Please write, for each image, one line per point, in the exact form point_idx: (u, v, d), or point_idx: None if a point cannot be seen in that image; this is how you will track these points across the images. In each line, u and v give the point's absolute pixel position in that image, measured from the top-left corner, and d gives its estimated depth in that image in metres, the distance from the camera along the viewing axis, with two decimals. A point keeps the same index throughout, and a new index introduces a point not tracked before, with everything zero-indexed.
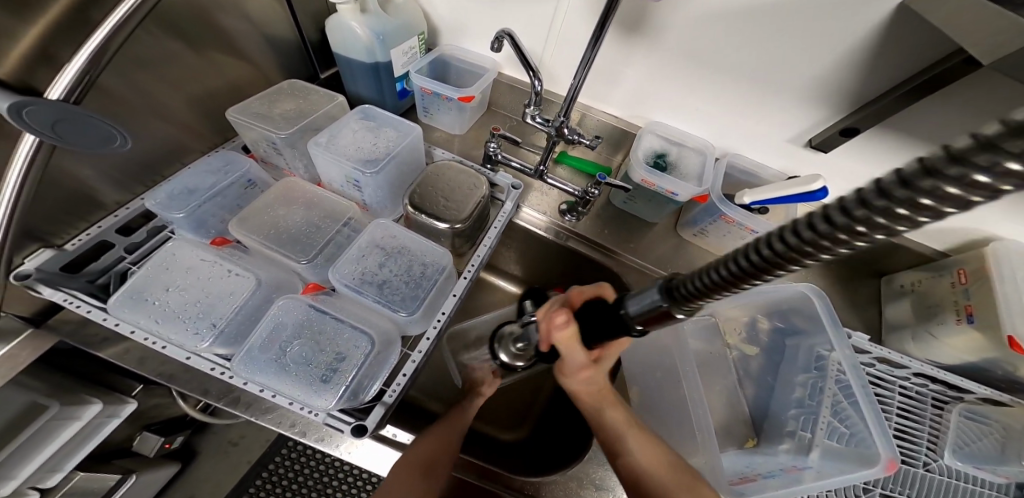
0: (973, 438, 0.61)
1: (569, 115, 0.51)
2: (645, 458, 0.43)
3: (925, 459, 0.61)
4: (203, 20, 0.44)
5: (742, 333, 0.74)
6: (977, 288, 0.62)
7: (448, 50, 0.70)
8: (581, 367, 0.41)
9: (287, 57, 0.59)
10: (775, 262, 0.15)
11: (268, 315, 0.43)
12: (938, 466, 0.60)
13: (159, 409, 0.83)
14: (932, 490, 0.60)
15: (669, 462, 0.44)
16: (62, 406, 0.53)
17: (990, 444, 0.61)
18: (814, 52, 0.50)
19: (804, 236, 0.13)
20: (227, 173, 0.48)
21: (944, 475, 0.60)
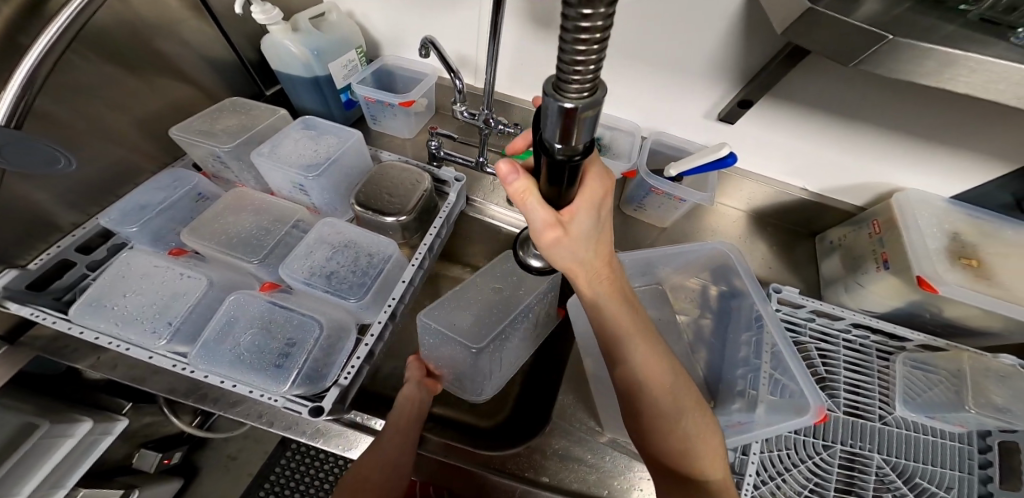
0: (922, 388, 0.66)
1: (490, 107, 0.56)
2: (644, 369, 0.43)
3: (880, 413, 0.65)
4: (137, 46, 0.48)
5: (692, 300, 0.79)
6: (889, 236, 0.67)
7: (390, 60, 0.74)
8: (553, 231, 0.36)
9: (228, 77, 0.63)
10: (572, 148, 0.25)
11: (222, 310, 0.46)
12: (893, 419, 0.64)
13: (153, 427, 0.85)
14: (892, 442, 0.63)
15: (669, 382, 0.44)
16: (52, 425, 0.55)
17: (942, 392, 0.65)
18: (702, 31, 0.57)
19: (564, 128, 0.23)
20: (176, 188, 0.51)
21: (902, 428, 0.64)
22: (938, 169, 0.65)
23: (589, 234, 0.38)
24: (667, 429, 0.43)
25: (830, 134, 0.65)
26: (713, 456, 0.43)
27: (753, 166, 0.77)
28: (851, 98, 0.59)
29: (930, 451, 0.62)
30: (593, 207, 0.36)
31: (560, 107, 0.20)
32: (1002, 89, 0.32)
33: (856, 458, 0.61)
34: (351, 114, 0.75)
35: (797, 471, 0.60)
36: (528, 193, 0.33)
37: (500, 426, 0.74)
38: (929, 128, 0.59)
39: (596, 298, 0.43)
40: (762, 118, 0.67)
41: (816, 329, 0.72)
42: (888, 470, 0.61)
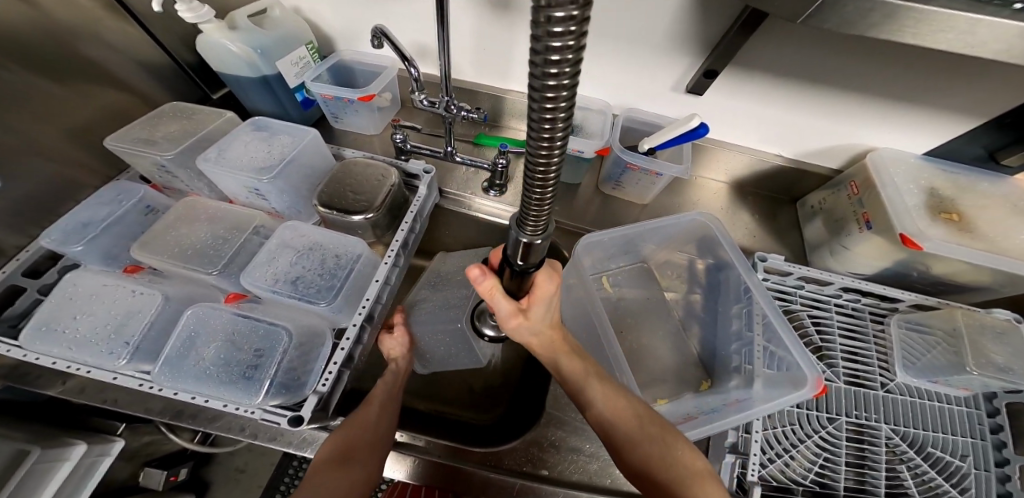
0: (921, 351, 0.65)
1: (449, 94, 0.54)
2: (608, 405, 0.45)
3: (882, 380, 0.65)
4: (53, 55, 0.45)
5: (678, 276, 0.78)
6: (867, 195, 0.65)
7: (348, 55, 0.71)
8: (512, 316, 0.46)
9: (167, 82, 0.60)
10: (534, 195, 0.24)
11: (180, 326, 0.44)
12: (896, 386, 0.64)
13: (156, 445, 0.84)
14: (897, 410, 0.62)
15: (635, 412, 0.45)
16: (44, 449, 0.54)
17: (942, 354, 0.64)
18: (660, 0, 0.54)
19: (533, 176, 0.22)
20: (121, 201, 0.49)
21: (905, 395, 0.64)
22: (913, 127, 0.63)
23: (544, 320, 0.48)
24: (641, 456, 0.42)
25: (800, 99, 0.63)
26: (704, 480, 0.40)
27: (728, 136, 0.75)
28: (818, 62, 0.57)
29: (936, 417, 0.62)
30: (546, 299, 0.46)
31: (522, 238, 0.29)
32: (953, 39, 0.30)
33: (864, 429, 0.61)
34: (311, 113, 0.72)
35: (805, 447, 0.59)
36: (494, 290, 0.43)
37: (493, 423, 0.72)
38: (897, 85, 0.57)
39: (555, 359, 0.49)
40: (729, 87, 0.65)
41: (807, 297, 0.71)
42: (897, 438, 0.60)
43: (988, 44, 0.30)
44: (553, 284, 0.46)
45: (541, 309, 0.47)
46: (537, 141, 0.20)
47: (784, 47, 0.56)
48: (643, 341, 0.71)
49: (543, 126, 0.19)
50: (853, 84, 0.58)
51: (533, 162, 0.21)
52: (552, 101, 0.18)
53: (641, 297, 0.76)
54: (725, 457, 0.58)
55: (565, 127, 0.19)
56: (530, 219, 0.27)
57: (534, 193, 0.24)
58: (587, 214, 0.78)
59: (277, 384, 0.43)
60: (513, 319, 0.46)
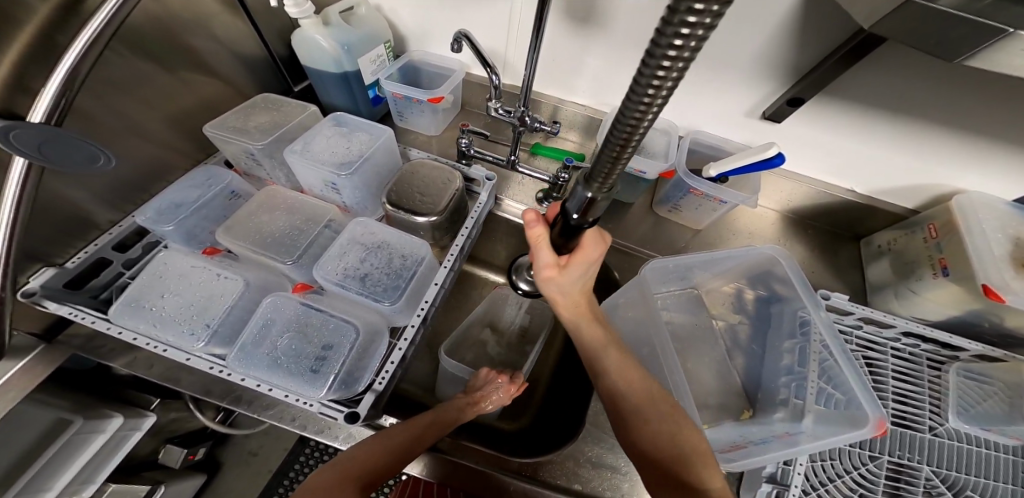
0: (977, 399, 0.62)
1: (527, 104, 0.54)
2: (622, 381, 0.46)
3: (930, 423, 0.62)
4: (169, 40, 0.48)
5: (728, 304, 0.75)
6: (948, 241, 0.63)
7: (417, 56, 0.72)
8: (549, 270, 0.46)
9: (257, 73, 0.63)
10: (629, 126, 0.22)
11: (258, 313, 0.45)
12: (945, 430, 0.61)
13: (179, 422, 0.85)
14: (942, 453, 0.60)
15: (647, 391, 0.45)
16: (85, 421, 0.56)
17: (995, 405, 0.62)
18: (753, 24, 0.53)
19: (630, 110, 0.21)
20: (210, 185, 0.50)
21: (953, 440, 0.60)
22: (1000, 170, 0.60)
23: (577, 282, 0.47)
24: (643, 430, 0.43)
25: (882, 134, 0.61)
26: (706, 460, 0.41)
27: (794, 165, 0.72)
28: (911, 97, 0.55)
29: (985, 464, 0.59)
30: (586, 263, 0.45)
31: (593, 183, 0.30)
32: None
33: (904, 468, 0.59)
34: (378, 110, 0.74)
35: (841, 481, 0.58)
36: (541, 237, 0.44)
37: (526, 430, 0.72)
38: (994, 130, 0.55)
39: (576, 324, 0.50)
40: (810, 118, 0.63)
41: (862, 337, 0.68)
42: (937, 481, 0.58)
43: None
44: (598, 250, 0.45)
45: (582, 272, 0.46)
46: (631, 113, 0.21)
47: (874, 81, 0.55)
48: (688, 366, 0.70)
49: (648, 90, 0.19)
50: (942, 121, 0.56)
51: (623, 124, 0.23)
52: (665, 70, 0.18)
53: (687, 323, 0.74)
54: (762, 485, 0.56)
55: (670, 89, 0.20)
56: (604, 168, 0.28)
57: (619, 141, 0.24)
58: (639, 233, 0.77)
59: (339, 378, 0.44)
60: (549, 274, 0.47)
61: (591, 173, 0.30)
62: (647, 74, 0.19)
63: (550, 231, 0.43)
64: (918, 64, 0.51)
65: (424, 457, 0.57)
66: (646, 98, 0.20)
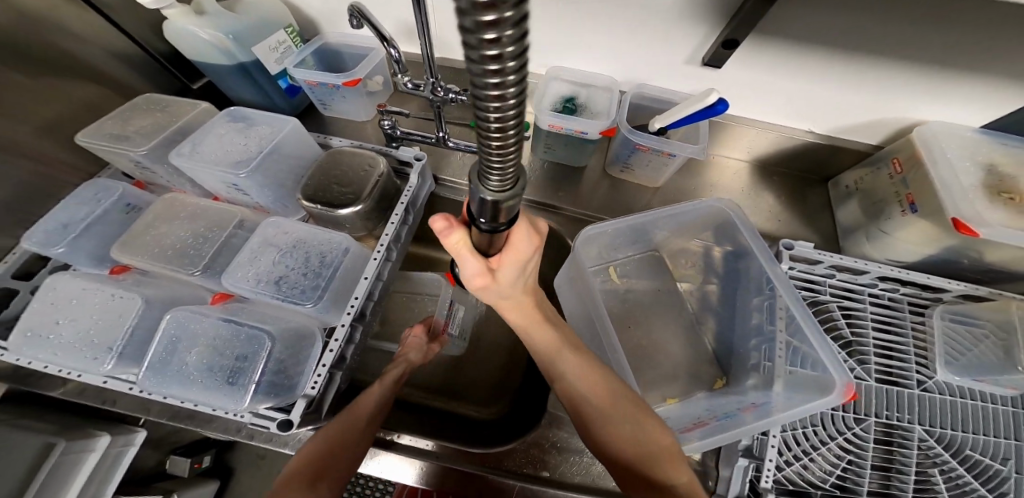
0: (965, 347, 0.59)
1: (434, 73, 0.49)
2: (582, 382, 0.42)
3: (919, 379, 0.59)
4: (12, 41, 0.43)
5: (693, 264, 0.71)
6: (913, 175, 0.58)
7: (331, 38, 0.67)
8: (479, 278, 0.37)
9: (137, 69, 0.58)
10: (494, 120, 0.14)
11: (160, 332, 0.42)
12: (935, 385, 0.58)
13: (179, 432, 0.83)
14: (934, 410, 0.57)
15: (611, 390, 0.41)
16: (69, 442, 0.55)
17: (986, 351, 0.59)
18: None
19: (482, 95, 0.13)
20: (99, 200, 0.47)
21: (943, 394, 0.58)
22: (970, 98, 0.55)
23: (516, 282, 0.40)
24: (612, 434, 0.40)
25: (838, 65, 0.55)
26: (673, 457, 0.39)
27: (750, 111, 0.67)
28: (858, 24, 0.49)
29: (980, 419, 0.57)
30: (520, 261, 0.38)
31: (487, 197, 0.21)
32: None
33: (895, 431, 0.57)
34: (298, 101, 0.70)
35: (827, 448, 0.56)
36: (461, 246, 0.33)
37: (501, 417, 0.67)
38: (947, 52, 0.50)
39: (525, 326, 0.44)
40: (756, 58, 0.57)
41: (837, 287, 0.64)
42: (930, 440, 0.56)
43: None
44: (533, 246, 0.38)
45: (516, 270, 0.39)
46: (485, 102, 0.13)
47: (810, 14, 0.49)
48: (653, 336, 0.67)
49: (489, 95, 0.13)
50: (899, 45, 0.50)
51: (484, 117, 0.14)
52: (497, 68, 0.11)
53: (651, 289, 0.71)
54: (739, 461, 0.54)
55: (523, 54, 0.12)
56: (492, 172, 0.19)
57: (493, 156, 0.17)
58: (598, 199, 0.72)
59: (263, 387, 0.41)
60: (480, 280, 0.38)
61: (479, 172, 0.20)
62: (471, 29, 0.10)
63: (471, 237, 0.32)
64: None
65: (423, 464, 0.54)
66: (494, 76, 0.12)
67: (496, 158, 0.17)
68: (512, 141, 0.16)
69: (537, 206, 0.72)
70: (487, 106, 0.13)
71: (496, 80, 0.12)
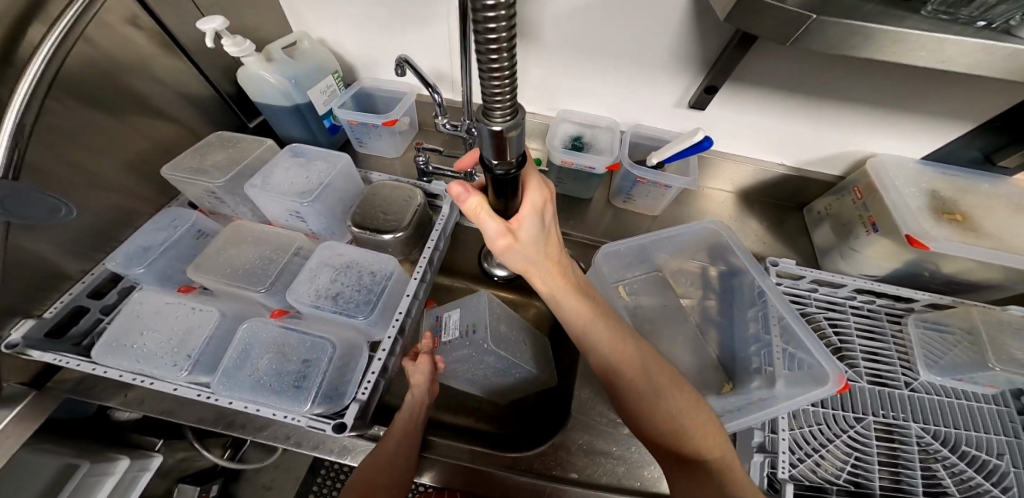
0: (941, 351, 0.64)
1: (472, 116, 0.58)
2: (614, 352, 0.45)
3: (905, 380, 0.64)
4: (116, 87, 0.51)
5: (690, 281, 0.79)
6: (871, 200, 0.69)
7: (368, 82, 0.76)
8: (502, 239, 0.41)
9: (204, 111, 0.67)
10: (489, 50, 0.20)
11: (235, 341, 0.47)
12: (920, 385, 0.63)
13: (187, 461, 0.81)
14: (924, 408, 0.61)
15: (639, 363, 0.45)
16: (93, 464, 0.56)
17: (961, 353, 0.62)
18: (657, 26, 0.59)
19: (482, 23, 0.19)
20: (175, 226, 0.53)
21: (931, 395, 0.62)
22: (907, 137, 0.67)
23: (537, 241, 0.43)
24: (648, 408, 0.44)
25: (799, 108, 0.67)
26: (708, 435, 0.42)
27: (730, 148, 0.78)
28: (811, 76, 0.61)
29: (972, 418, 0.60)
30: (536, 216, 0.41)
31: (491, 129, 0.25)
32: (922, 53, 0.37)
33: (893, 428, 0.59)
34: (337, 138, 0.78)
35: (834, 445, 0.57)
36: (479, 209, 0.38)
37: (522, 430, 0.70)
38: (881, 97, 0.62)
39: (554, 295, 0.47)
40: (733, 103, 0.69)
41: (821, 299, 0.71)
42: (928, 437, 0.58)
43: (941, 51, 0.36)
44: (543, 196, 0.41)
45: (535, 228, 0.42)
46: (485, 42, 0.20)
47: (769, 67, 0.61)
48: (664, 347, 0.71)
49: (493, 79, 0.22)
50: (848, 93, 0.62)
51: (483, 53, 0.21)
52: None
53: (658, 305, 0.77)
54: (753, 457, 0.56)
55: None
56: (494, 107, 0.24)
57: (492, 83, 0.22)
58: (602, 226, 0.81)
59: (322, 393, 0.45)
60: (502, 241, 0.41)
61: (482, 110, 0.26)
62: None
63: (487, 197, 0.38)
64: (800, 58, 0.59)
65: (449, 463, 0.56)
66: (489, 7, 0.18)
67: (491, 92, 0.23)
68: (507, 70, 0.22)
69: None
70: (485, 34, 0.20)
71: (495, 66, 0.21)
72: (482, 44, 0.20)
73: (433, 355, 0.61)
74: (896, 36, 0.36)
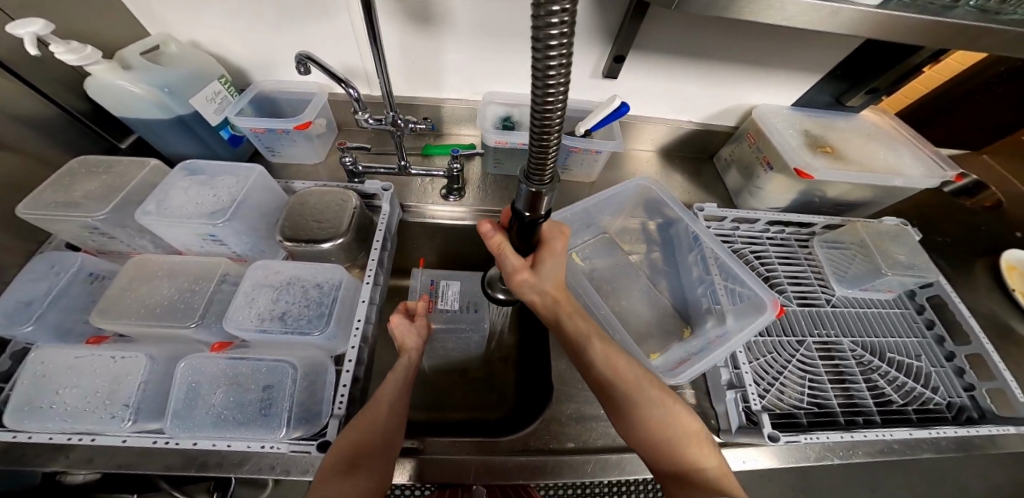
0: (846, 264, 0.78)
1: (394, 107, 0.56)
2: (609, 365, 0.44)
3: (827, 297, 0.76)
4: None
5: (635, 237, 0.85)
6: (763, 143, 0.79)
7: (266, 86, 0.69)
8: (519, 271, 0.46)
9: (60, 137, 0.55)
10: (542, 77, 0.24)
11: (177, 381, 0.44)
12: (840, 301, 0.76)
13: None
14: (847, 322, 0.73)
15: (636, 378, 0.44)
16: None
17: (860, 266, 0.76)
18: None
19: (540, 51, 0.23)
20: (58, 273, 0.49)
21: (849, 306, 0.75)
22: (784, 84, 0.78)
23: (552, 278, 0.47)
24: (641, 420, 0.43)
25: (697, 68, 0.74)
26: (700, 440, 0.43)
27: (646, 111, 0.84)
28: (702, 38, 0.68)
29: (884, 325, 0.73)
30: (554, 257, 0.47)
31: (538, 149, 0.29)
32: (775, 13, 0.43)
33: (831, 346, 0.70)
34: (241, 150, 0.70)
35: (791, 369, 0.66)
36: (502, 245, 0.45)
37: (512, 413, 0.72)
38: (759, 53, 0.71)
39: (556, 319, 0.47)
40: (642, 68, 0.74)
41: (744, 236, 0.81)
42: (859, 350, 0.69)
43: (789, 11, 0.43)
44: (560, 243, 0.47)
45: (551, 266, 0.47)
46: (543, 77, 0.24)
47: (667, 29, 0.66)
48: (624, 304, 0.76)
49: (547, 84, 0.24)
50: (733, 51, 0.70)
51: (540, 85, 0.25)
52: (555, 26, 0.21)
53: (611, 265, 0.81)
54: (727, 395, 0.62)
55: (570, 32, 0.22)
56: (541, 133, 0.28)
57: (545, 110, 0.26)
58: None
59: (294, 416, 0.44)
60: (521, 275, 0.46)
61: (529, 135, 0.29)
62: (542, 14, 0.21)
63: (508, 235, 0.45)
64: (689, 22, 0.65)
65: (447, 462, 0.54)
66: (551, 38, 0.22)
67: (540, 114, 0.26)
68: (559, 95, 0.25)
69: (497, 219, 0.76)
70: (541, 65, 0.24)
71: (552, 70, 0.24)
72: (538, 70, 0.24)
73: (428, 319, 0.59)
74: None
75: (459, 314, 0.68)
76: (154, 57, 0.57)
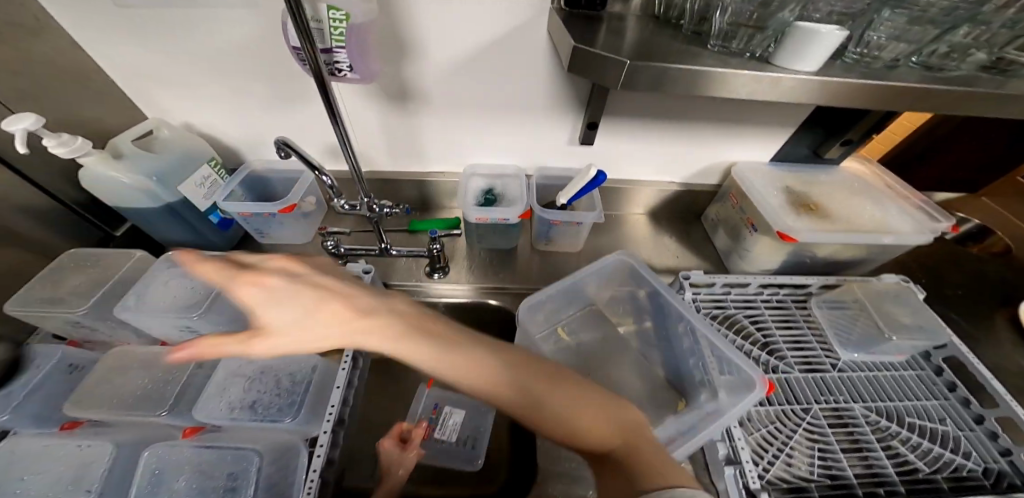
0: (847, 327, 0.74)
1: (369, 194, 0.57)
2: (514, 375, 0.39)
3: (831, 362, 0.71)
4: None
5: (622, 306, 0.83)
6: (746, 204, 0.79)
7: (259, 167, 0.73)
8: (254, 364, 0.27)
9: (59, 226, 0.59)
10: None
11: (141, 469, 0.43)
12: (846, 365, 0.71)
13: None
14: (855, 387, 0.68)
15: (544, 378, 0.39)
16: None
17: (864, 327, 0.73)
18: (526, 75, 0.64)
19: None
20: (39, 366, 0.50)
21: (858, 372, 0.70)
22: (757, 144, 0.79)
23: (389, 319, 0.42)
24: (578, 427, 0.37)
25: (668, 134, 0.77)
26: (640, 447, 0.36)
27: (628, 175, 0.86)
28: (669, 105, 0.70)
29: (899, 388, 0.68)
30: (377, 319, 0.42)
31: None
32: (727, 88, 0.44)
33: (840, 412, 0.65)
34: (233, 233, 0.71)
35: (799, 441, 0.61)
36: None
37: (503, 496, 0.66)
38: (725, 117, 0.73)
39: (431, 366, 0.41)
40: (615, 133, 0.76)
41: (737, 300, 0.79)
42: (873, 415, 0.64)
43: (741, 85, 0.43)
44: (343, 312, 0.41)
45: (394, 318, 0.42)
46: None
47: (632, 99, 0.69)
48: (613, 376, 0.73)
49: None
50: (698, 116, 0.73)
51: None
52: None
53: (598, 336, 0.79)
54: (727, 473, 0.57)
55: None
56: None
57: None
58: (535, 271, 0.81)
59: None
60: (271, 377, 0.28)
61: None
62: None
63: None
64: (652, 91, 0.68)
65: None
66: None
67: None
68: None
69: (484, 290, 0.76)
70: None
71: None
72: None
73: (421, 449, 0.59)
74: (695, 75, 0.42)
75: (454, 447, 0.67)
76: (149, 146, 0.60)
